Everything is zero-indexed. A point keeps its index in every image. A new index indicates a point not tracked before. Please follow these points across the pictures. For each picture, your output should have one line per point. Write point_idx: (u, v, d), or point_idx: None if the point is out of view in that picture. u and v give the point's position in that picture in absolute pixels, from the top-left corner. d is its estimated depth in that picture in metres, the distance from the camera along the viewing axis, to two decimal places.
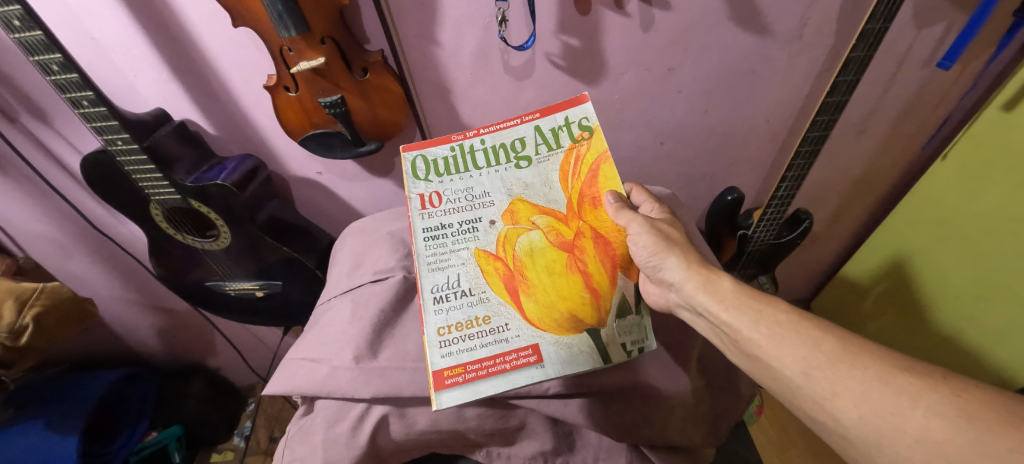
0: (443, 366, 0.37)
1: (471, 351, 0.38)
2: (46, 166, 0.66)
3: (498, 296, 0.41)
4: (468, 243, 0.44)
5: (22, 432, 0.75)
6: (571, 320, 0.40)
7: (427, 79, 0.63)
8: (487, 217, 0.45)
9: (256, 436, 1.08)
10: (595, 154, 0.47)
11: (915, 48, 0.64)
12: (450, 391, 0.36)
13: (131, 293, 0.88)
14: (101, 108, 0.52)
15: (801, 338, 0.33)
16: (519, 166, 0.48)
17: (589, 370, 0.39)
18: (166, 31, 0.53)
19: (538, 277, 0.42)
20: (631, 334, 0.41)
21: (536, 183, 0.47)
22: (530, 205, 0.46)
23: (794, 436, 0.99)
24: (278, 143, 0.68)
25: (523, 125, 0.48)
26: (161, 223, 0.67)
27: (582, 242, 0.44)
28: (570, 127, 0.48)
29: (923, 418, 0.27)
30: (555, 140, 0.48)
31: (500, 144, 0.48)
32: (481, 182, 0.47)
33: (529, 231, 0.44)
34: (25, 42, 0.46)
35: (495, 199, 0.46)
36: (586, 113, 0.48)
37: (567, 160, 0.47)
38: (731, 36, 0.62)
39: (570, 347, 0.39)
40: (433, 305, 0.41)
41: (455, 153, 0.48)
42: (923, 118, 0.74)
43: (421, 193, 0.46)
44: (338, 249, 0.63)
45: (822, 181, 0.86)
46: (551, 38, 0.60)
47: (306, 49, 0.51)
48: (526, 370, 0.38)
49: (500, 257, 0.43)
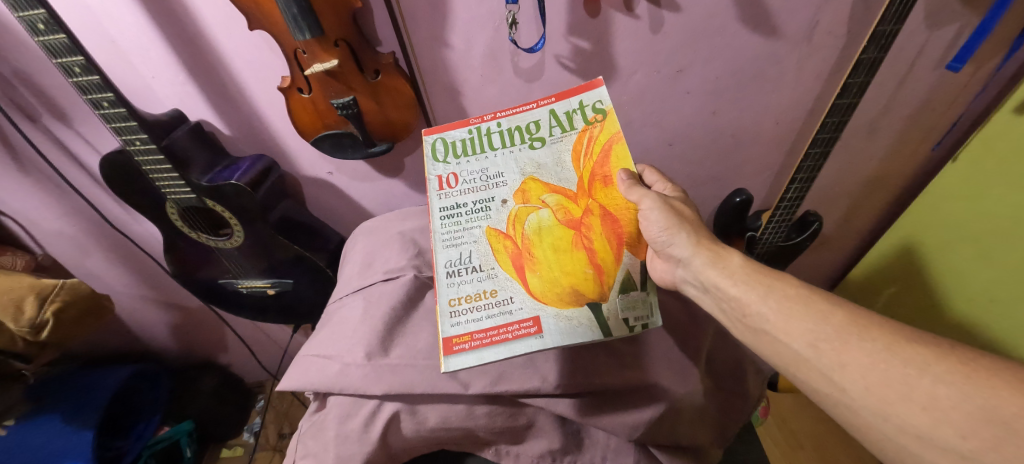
0: (452, 334, 0.40)
1: (478, 321, 0.41)
2: (65, 166, 0.67)
3: (505, 270, 0.43)
4: (481, 222, 0.45)
5: (40, 424, 0.77)
6: (574, 294, 0.42)
7: (438, 80, 0.64)
8: (499, 196, 0.46)
9: (266, 432, 1.12)
10: (608, 135, 0.46)
11: (927, 50, 0.64)
12: (458, 356, 0.39)
13: (145, 290, 0.90)
14: (121, 109, 0.54)
15: (808, 311, 0.34)
16: (532, 146, 0.48)
17: (589, 342, 0.41)
18: (183, 32, 0.54)
19: (544, 254, 0.43)
20: (634, 310, 0.42)
21: (547, 162, 0.47)
22: (541, 183, 0.46)
23: (801, 438, 0.99)
24: (290, 144, 0.69)
25: (538, 109, 0.48)
26: (176, 221, 0.69)
27: (589, 221, 0.44)
28: (585, 110, 0.47)
29: (930, 386, 0.28)
30: (568, 120, 0.47)
31: (515, 127, 0.48)
32: (496, 163, 0.48)
33: (538, 209, 0.45)
34: (49, 45, 0.47)
35: (507, 178, 0.47)
36: (600, 96, 0.47)
37: (580, 140, 0.47)
38: (741, 38, 0.62)
39: (569, 318, 0.41)
40: (447, 278, 0.43)
41: (472, 135, 0.49)
42: (936, 120, 0.73)
43: (439, 174, 0.47)
44: (349, 248, 0.64)
45: (832, 183, 0.85)
46: (560, 40, 0.60)
47: (320, 51, 0.52)
48: (526, 339, 0.40)
49: (510, 235, 0.44)
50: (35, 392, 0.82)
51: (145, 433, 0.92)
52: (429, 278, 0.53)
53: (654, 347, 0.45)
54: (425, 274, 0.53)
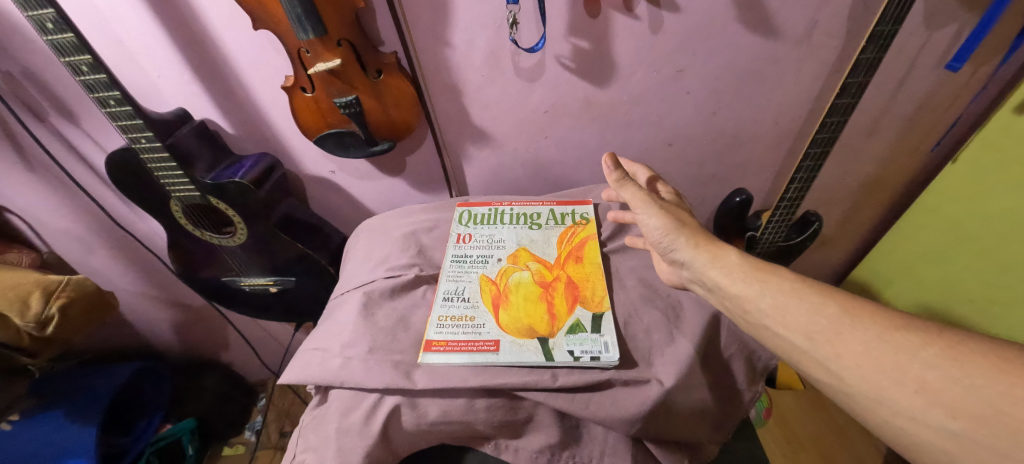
0: (434, 337, 0.46)
1: (455, 333, 0.47)
2: (72, 164, 0.68)
3: (485, 304, 0.50)
4: (478, 269, 0.54)
5: (45, 420, 0.77)
6: (528, 329, 0.47)
7: (439, 79, 0.64)
8: (496, 255, 0.56)
9: (267, 431, 1.11)
10: (587, 233, 0.57)
11: (926, 50, 0.64)
12: (434, 354, 0.45)
13: (149, 287, 0.91)
14: (126, 107, 0.54)
15: (803, 304, 0.35)
16: (531, 228, 0.59)
17: (535, 367, 0.44)
18: (188, 32, 0.55)
19: (516, 299, 0.50)
20: (582, 344, 0.45)
21: (539, 240, 0.57)
22: (530, 253, 0.55)
23: (802, 438, 0.99)
24: (293, 142, 0.70)
25: (542, 205, 0.63)
26: (179, 218, 0.69)
27: (557, 283, 0.51)
28: (574, 215, 0.61)
29: (921, 370, 0.28)
30: (562, 218, 0.60)
31: (522, 213, 0.62)
32: (502, 232, 0.59)
33: (522, 270, 0.53)
34: (57, 44, 0.48)
35: (507, 244, 0.57)
36: (588, 210, 0.61)
37: (565, 233, 0.58)
38: (741, 38, 0.63)
39: (521, 344, 0.45)
40: (441, 300, 0.50)
41: (490, 212, 0.62)
42: (936, 120, 0.73)
43: (459, 232, 0.59)
44: (350, 245, 0.65)
45: (832, 183, 0.86)
46: (561, 40, 0.61)
47: (323, 50, 0.53)
48: (484, 354, 0.45)
49: (496, 282, 0.52)
50: (39, 388, 0.82)
51: (147, 431, 0.92)
52: (430, 275, 0.54)
53: (653, 342, 0.45)
54: (425, 272, 0.54)
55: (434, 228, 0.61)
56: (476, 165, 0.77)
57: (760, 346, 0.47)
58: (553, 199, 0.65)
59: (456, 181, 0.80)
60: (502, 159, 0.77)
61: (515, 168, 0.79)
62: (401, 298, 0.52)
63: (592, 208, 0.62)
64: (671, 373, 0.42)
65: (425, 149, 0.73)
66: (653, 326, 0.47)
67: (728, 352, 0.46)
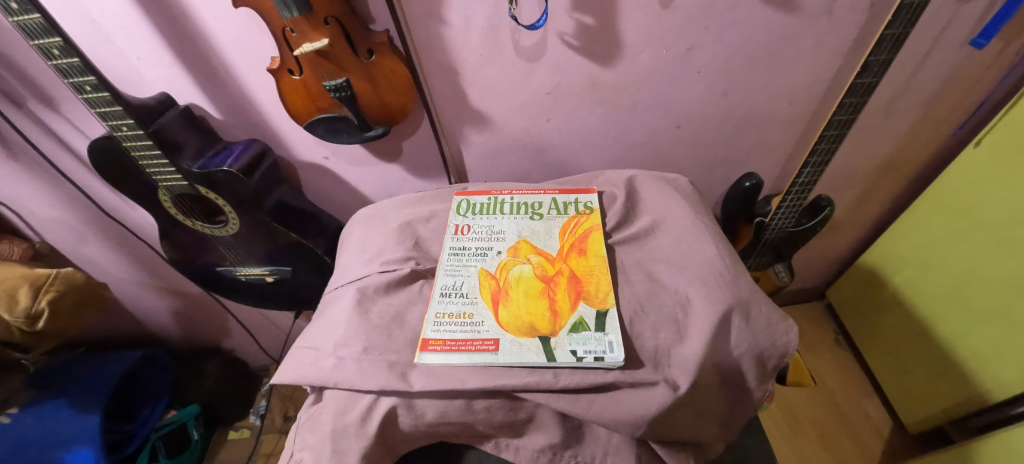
0: (432, 336, 0.45)
1: (452, 331, 0.45)
2: (55, 152, 0.66)
3: (484, 300, 0.48)
4: (476, 263, 0.52)
5: (47, 409, 0.77)
6: (529, 327, 0.45)
7: (436, 59, 0.60)
8: (496, 247, 0.53)
9: (270, 415, 1.13)
10: (591, 224, 0.55)
11: (953, 25, 0.59)
12: (431, 354, 0.43)
13: (146, 276, 0.90)
14: (104, 93, 0.51)
15: None
16: (532, 218, 0.57)
17: (535, 366, 0.42)
18: (167, 11, 0.51)
19: (516, 295, 0.48)
20: (584, 344, 0.43)
21: (541, 231, 0.55)
22: (531, 245, 0.53)
23: (804, 425, 1.02)
24: (284, 128, 0.67)
25: (544, 194, 0.60)
26: (169, 208, 0.67)
27: (559, 278, 0.49)
28: (579, 204, 0.58)
29: None
30: (564, 208, 0.58)
31: (523, 202, 0.59)
32: (501, 223, 0.56)
33: (522, 263, 0.51)
34: (24, 26, 0.44)
35: (507, 236, 0.55)
36: (591, 198, 0.58)
37: (568, 223, 0.55)
38: (756, 13, 0.58)
39: (522, 344, 0.43)
40: (438, 296, 0.48)
41: (490, 201, 0.60)
42: (960, 100, 0.69)
43: (456, 224, 0.57)
44: (346, 235, 0.62)
45: (846, 167, 0.82)
46: (564, 17, 0.57)
47: (308, 30, 0.49)
48: (484, 354, 0.43)
49: (496, 277, 0.50)
50: (37, 381, 0.80)
51: (151, 418, 0.93)
52: (428, 270, 0.52)
53: (660, 341, 0.43)
54: (422, 267, 0.52)
55: (432, 218, 0.59)
56: (475, 150, 0.74)
57: (770, 345, 0.43)
58: (556, 187, 0.62)
59: (455, 167, 0.77)
60: (503, 143, 0.74)
61: (515, 152, 0.76)
62: (398, 293, 0.50)
63: (597, 196, 0.59)
64: (683, 374, 0.40)
65: (423, 133, 0.70)
66: (660, 324, 0.44)
67: (736, 352, 0.42)
